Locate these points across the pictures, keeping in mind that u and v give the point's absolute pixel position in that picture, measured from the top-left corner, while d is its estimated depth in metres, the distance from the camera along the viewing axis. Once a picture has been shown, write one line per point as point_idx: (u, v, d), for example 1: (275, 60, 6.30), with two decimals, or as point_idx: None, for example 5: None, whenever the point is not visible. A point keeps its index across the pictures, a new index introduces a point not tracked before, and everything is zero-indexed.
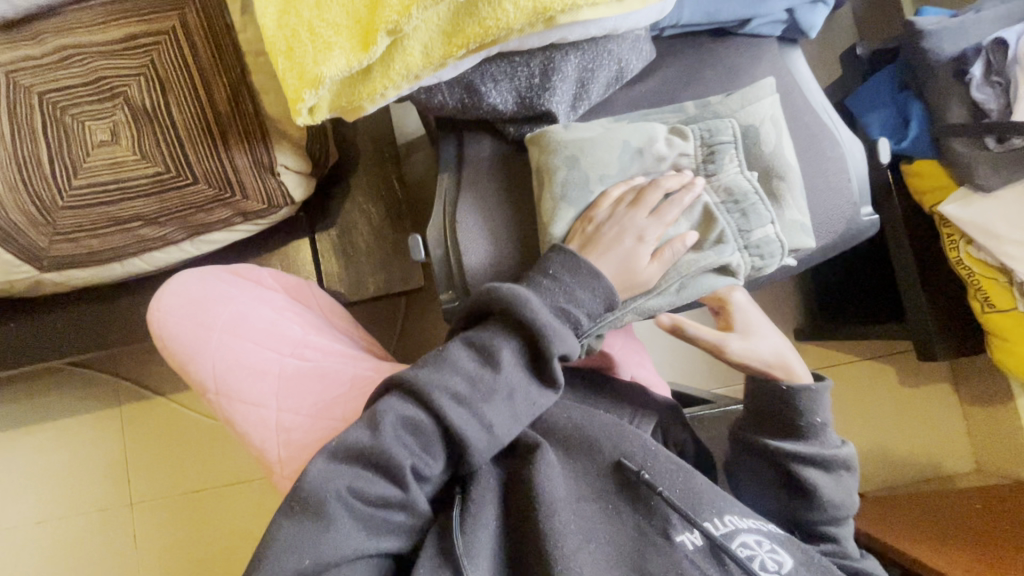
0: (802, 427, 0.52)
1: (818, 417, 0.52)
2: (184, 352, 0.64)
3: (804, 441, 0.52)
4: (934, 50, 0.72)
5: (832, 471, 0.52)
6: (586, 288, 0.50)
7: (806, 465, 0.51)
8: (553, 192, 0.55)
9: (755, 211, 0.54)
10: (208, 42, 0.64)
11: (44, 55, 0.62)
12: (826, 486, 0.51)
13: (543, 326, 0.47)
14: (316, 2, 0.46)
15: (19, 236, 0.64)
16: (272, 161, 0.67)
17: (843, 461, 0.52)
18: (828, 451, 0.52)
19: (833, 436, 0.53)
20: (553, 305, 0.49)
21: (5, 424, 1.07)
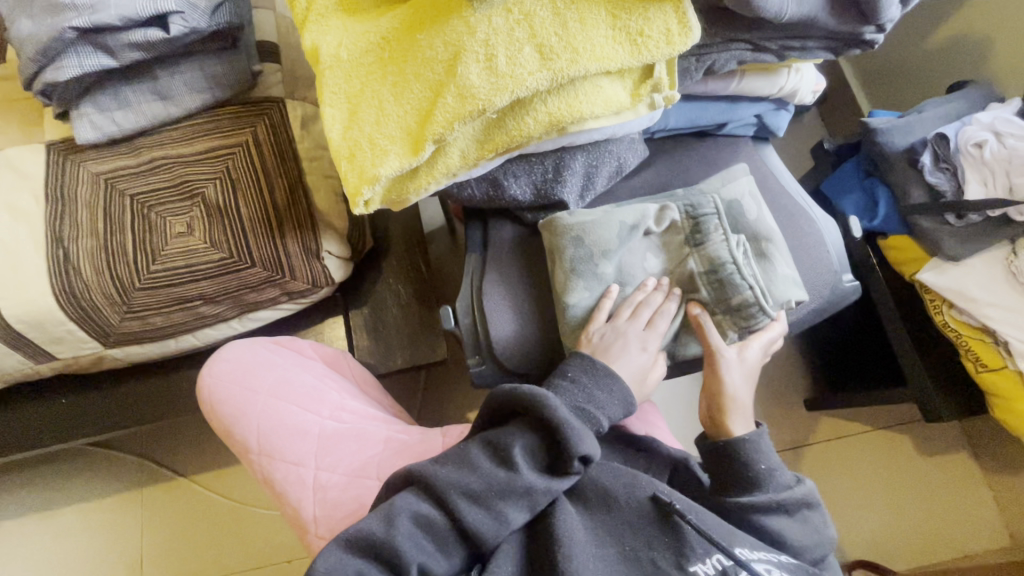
0: (754, 476, 0.56)
1: (763, 463, 0.57)
2: (231, 416, 0.71)
3: (759, 491, 0.56)
4: (888, 144, 0.84)
5: (794, 513, 0.55)
6: (604, 390, 0.57)
7: (766, 514, 0.54)
8: (564, 268, 0.64)
9: (733, 277, 0.61)
10: (274, 151, 0.77)
11: (139, 164, 0.75)
12: (792, 531, 0.54)
13: (565, 425, 0.50)
14: (375, 118, 0.56)
15: (96, 316, 0.73)
16: (319, 247, 0.77)
17: (800, 501, 0.55)
18: (783, 495, 0.55)
19: (785, 477, 0.57)
20: (575, 407, 0.55)
21: (27, 509, 1.08)
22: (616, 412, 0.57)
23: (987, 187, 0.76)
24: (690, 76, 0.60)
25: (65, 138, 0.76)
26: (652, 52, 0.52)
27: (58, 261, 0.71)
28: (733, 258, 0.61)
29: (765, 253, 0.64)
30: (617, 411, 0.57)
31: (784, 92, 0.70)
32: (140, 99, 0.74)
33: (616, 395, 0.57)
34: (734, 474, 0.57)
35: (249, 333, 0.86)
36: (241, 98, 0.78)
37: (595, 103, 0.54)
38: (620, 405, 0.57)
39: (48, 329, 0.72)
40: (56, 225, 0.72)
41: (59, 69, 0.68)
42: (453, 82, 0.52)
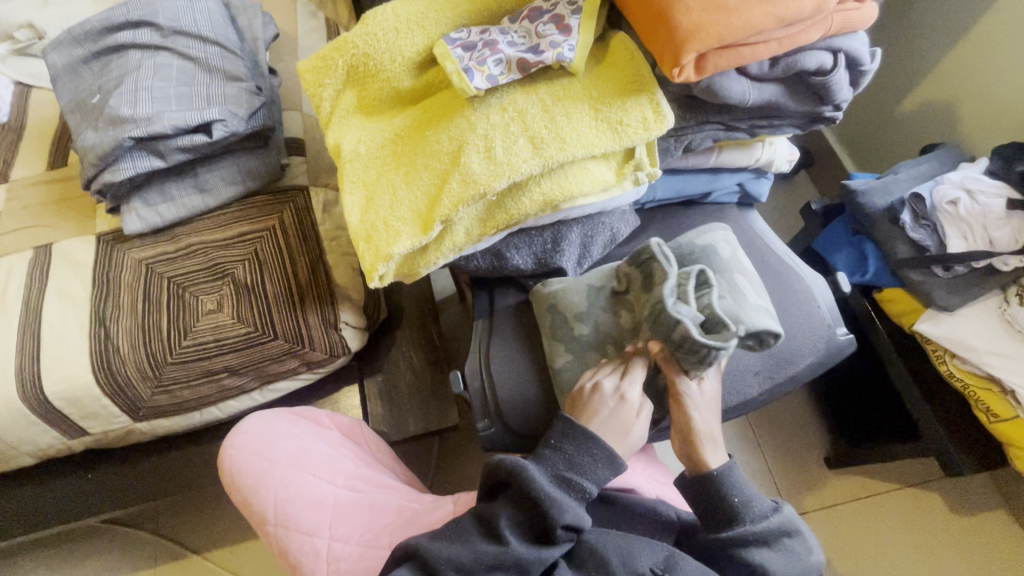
0: (731, 510, 0.59)
1: (737, 495, 0.60)
2: (250, 486, 0.73)
3: (738, 524, 0.59)
4: (869, 204, 0.89)
5: (774, 542, 0.59)
6: (589, 455, 0.57)
7: (744, 545, 0.59)
8: (549, 337, 0.69)
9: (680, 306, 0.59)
10: (298, 233, 0.84)
11: (177, 249, 0.83)
12: (773, 558, 0.58)
13: (547, 496, 0.53)
14: (389, 203, 0.63)
15: (129, 391, 0.78)
16: (337, 319, 0.82)
17: (778, 531, 0.59)
18: (760, 527, 0.59)
19: (763, 508, 0.60)
20: (557, 477, 0.56)
21: None
22: (603, 473, 0.57)
23: (967, 241, 0.80)
24: (670, 155, 0.67)
25: (114, 229, 0.85)
26: (631, 138, 0.58)
27: (99, 340, 0.77)
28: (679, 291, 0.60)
29: (738, 287, 0.66)
30: (604, 474, 0.57)
31: (760, 163, 0.77)
32: (182, 193, 0.83)
33: (601, 457, 0.57)
34: (713, 510, 0.60)
35: (269, 404, 0.90)
36: (269, 188, 0.87)
37: (584, 182, 0.60)
38: (611, 472, 0.57)
39: (84, 404, 0.77)
40: (100, 306, 0.79)
41: (115, 171, 0.78)
42: (457, 171, 0.59)
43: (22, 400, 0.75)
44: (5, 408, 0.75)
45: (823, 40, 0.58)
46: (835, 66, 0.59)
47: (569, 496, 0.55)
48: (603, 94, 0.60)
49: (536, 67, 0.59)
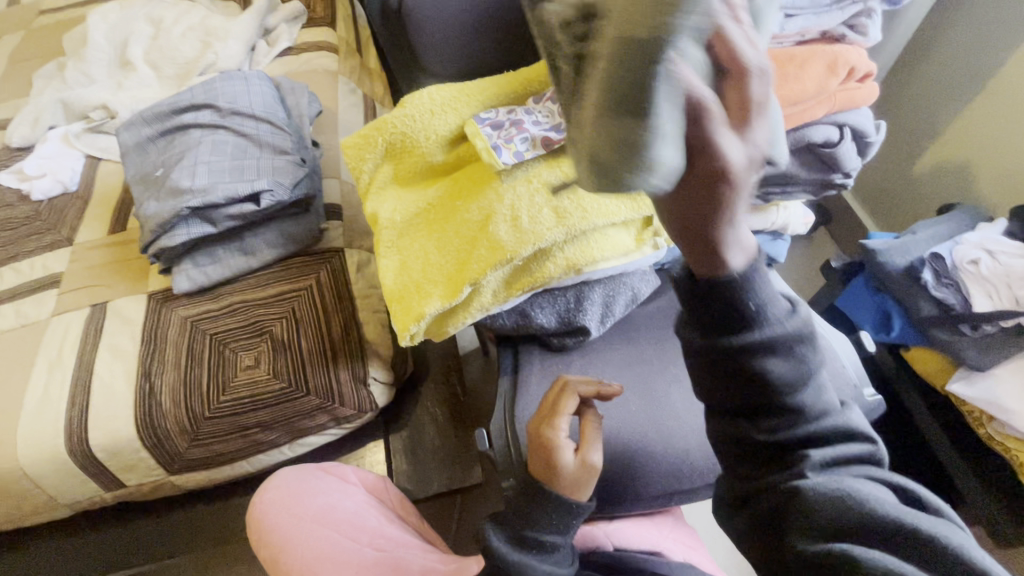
0: (745, 309, 0.38)
1: (755, 299, 0.38)
2: (276, 543, 0.73)
3: (753, 330, 0.38)
4: (888, 263, 0.90)
5: (793, 354, 0.39)
6: (549, 512, 0.61)
7: (757, 356, 0.38)
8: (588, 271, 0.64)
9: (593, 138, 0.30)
10: (333, 292, 0.89)
11: (220, 307, 0.88)
12: (785, 371, 0.39)
13: (514, 560, 0.59)
14: (422, 267, 0.67)
15: (167, 444, 0.81)
16: (366, 374, 0.86)
17: (799, 335, 0.39)
18: (781, 331, 0.38)
19: (781, 307, 0.39)
20: (514, 536, 0.61)
21: None
22: (564, 518, 0.61)
23: (993, 300, 0.80)
24: None
25: (164, 288, 0.92)
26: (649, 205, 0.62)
27: (144, 394, 0.81)
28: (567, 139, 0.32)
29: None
30: (567, 521, 0.61)
31: (776, 226, 0.79)
32: (229, 255, 0.90)
33: (559, 506, 0.61)
34: (713, 302, 0.38)
35: (298, 458, 0.92)
36: (308, 250, 0.93)
37: (604, 248, 0.64)
38: (572, 519, 0.61)
39: (125, 457, 0.80)
40: (147, 361, 0.84)
41: (171, 236, 0.84)
42: (486, 237, 0.63)
43: (67, 451, 0.78)
44: (51, 459, 0.78)
45: (829, 116, 0.62)
46: (842, 139, 0.63)
47: (532, 552, 0.60)
48: None
49: (559, 142, 0.64)
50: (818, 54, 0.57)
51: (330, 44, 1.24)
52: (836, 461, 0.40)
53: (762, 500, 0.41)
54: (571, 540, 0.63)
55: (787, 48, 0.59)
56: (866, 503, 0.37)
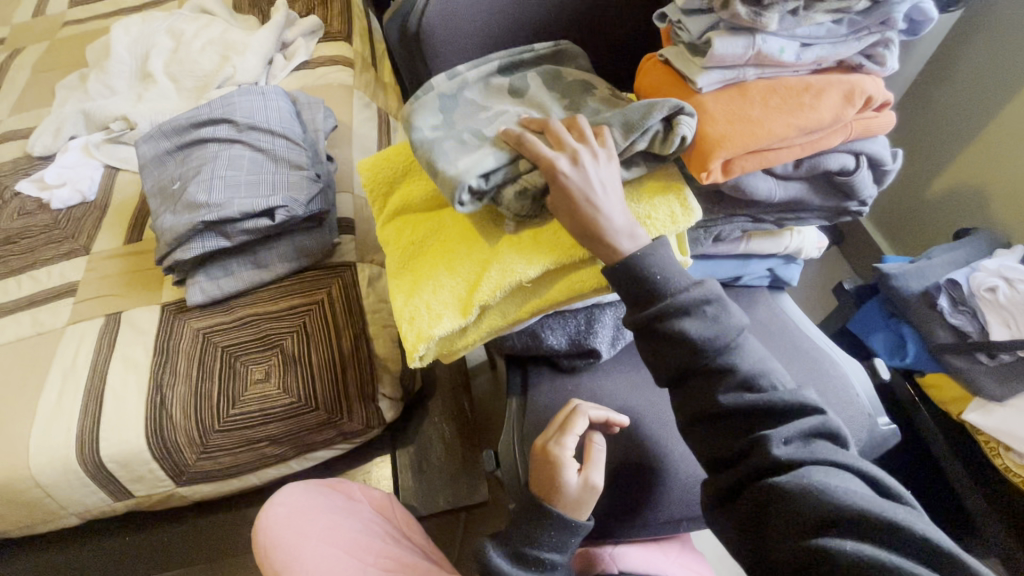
0: (656, 284, 0.54)
1: (658, 272, 0.54)
2: (280, 561, 0.72)
3: (664, 298, 0.54)
4: (902, 287, 0.90)
5: (698, 313, 0.54)
6: (551, 533, 0.61)
7: (674, 320, 0.54)
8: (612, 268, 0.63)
9: (504, 192, 0.59)
10: (343, 307, 0.89)
11: (232, 321, 0.89)
12: (699, 329, 0.53)
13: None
14: (433, 287, 0.67)
15: (176, 456, 0.81)
16: (374, 390, 0.86)
17: (699, 297, 0.54)
18: (687, 297, 0.54)
19: (684, 280, 0.55)
20: (515, 553, 0.61)
21: None
22: (564, 538, 0.61)
23: (1011, 329, 0.79)
24: (700, 244, 0.70)
25: (177, 300, 0.93)
26: (660, 229, 0.62)
27: (154, 406, 0.82)
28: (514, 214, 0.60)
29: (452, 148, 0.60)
30: (565, 542, 0.62)
31: (790, 250, 0.78)
32: (242, 268, 0.91)
33: (560, 529, 0.61)
34: (635, 284, 0.55)
35: (305, 471, 0.92)
36: (319, 264, 0.94)
37: None
38: (571, 538, 0.62)
39: (134, 467, 0.81)
40: (158, 373, 0.84)
41: (186, 249, 0.86)
42: (497, 260, 0.63)
43: (78, 461, 0.79)
44: (61, 469, 0.79)
45: (845, 143, 0.62)
46: (858, 167, 0.62)
47: (529, 570, 0.61)
48: (635, 187, 0.63)
49: None
50: (834, 84, 0.58)
51: (346, 59, 1.26)
52: (767, 404, 0.52)
53: (748, 494, 0.50)
54: (569, 556, 0.63)
55: (803, 76, 0.59)
56: (836, 489, 0.46)
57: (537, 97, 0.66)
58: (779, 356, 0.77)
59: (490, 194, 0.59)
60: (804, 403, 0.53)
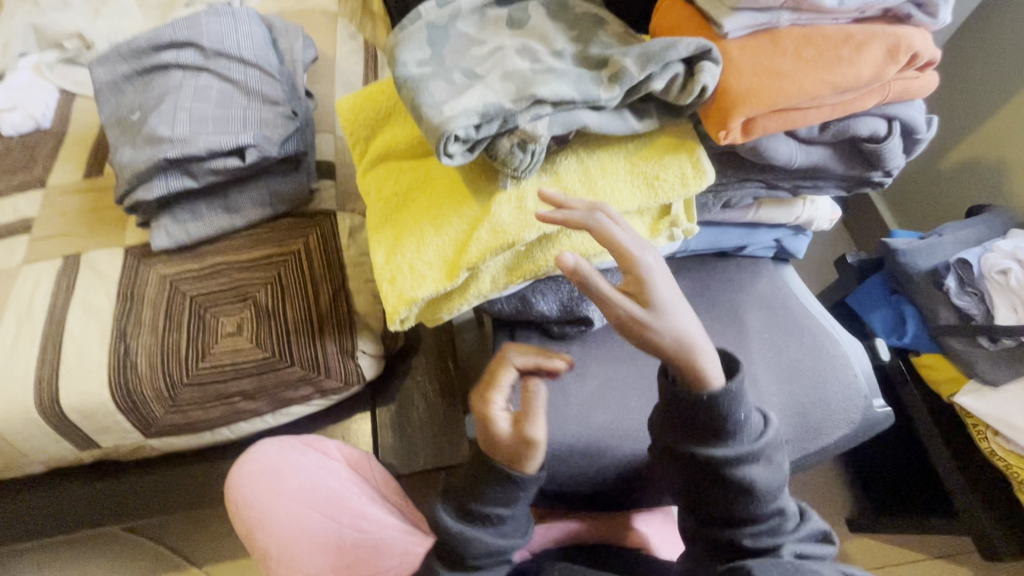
0: (735, 431, 0.56)
1: (742, 414, 0.56)
2: (255, 519, 0.76)
3: (736, 443, 0.56)
4: (911, 264, 0.86)
5: (764, 459, 0.58)
6: (498, 490, 0.59)
7: (741, 463, 0.57)
8: None
9: (499, 140, 0.53)
10: (322, 258, 0.84)
11: (201, 269, 0.83)
12: (762, 474, 0.57)
13: (455, 533, 0.60)
14: (416, 246, 0.62)
15: (143, 409, 0.77)
16: (354, 348, 0.82)
17: (767, 447, 0.57)
18: (756, 446, 0.57)
19: (755, 426, 0.58)
20: (460, 508, 0.60)
21: None
22: (512, 491, 0.59)
23: (1018, 314, 0.76)
24: (708, 210, 0.66)
25: (142, 243, 0.86)
26: (667, 194, 0.57)
27: (119, 356, 0.77)
28: (510, 168, 0.54)
29: (443, 90, 0.53)
30: (515, 495, 0.59)
31: (800, 221, 0.73)
32: (211, 211, 0.84)
33: (509, 487, 0.58)
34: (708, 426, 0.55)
35: (282, 425, 0.89)
36: (297, 211, 0.87)
37: None
38: (519, 492, 0.59)
39: (99, 418, 0.77)
40: (122, 321, 0.79)
41: (148, 189, 0.78)
42: (487, 219, 0.58)
43: (38, 410, 0.75)
44: (21, 418, 0.75)
45: (878, 107, 0.56)
46: (889, 134, 0.57)
47: (478, 521, 0.60)
48: (642, 145, 0.57)
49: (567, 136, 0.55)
50: (878, 36, 0.51)
51: None
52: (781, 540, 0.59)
53: None
54: (522, 508, 0.61)
55: (842, 25, 0.52)
56: None
57: (540, 29, 0.58)
58: (778, 332, 0.74)
59: (480, 144, 0.53)
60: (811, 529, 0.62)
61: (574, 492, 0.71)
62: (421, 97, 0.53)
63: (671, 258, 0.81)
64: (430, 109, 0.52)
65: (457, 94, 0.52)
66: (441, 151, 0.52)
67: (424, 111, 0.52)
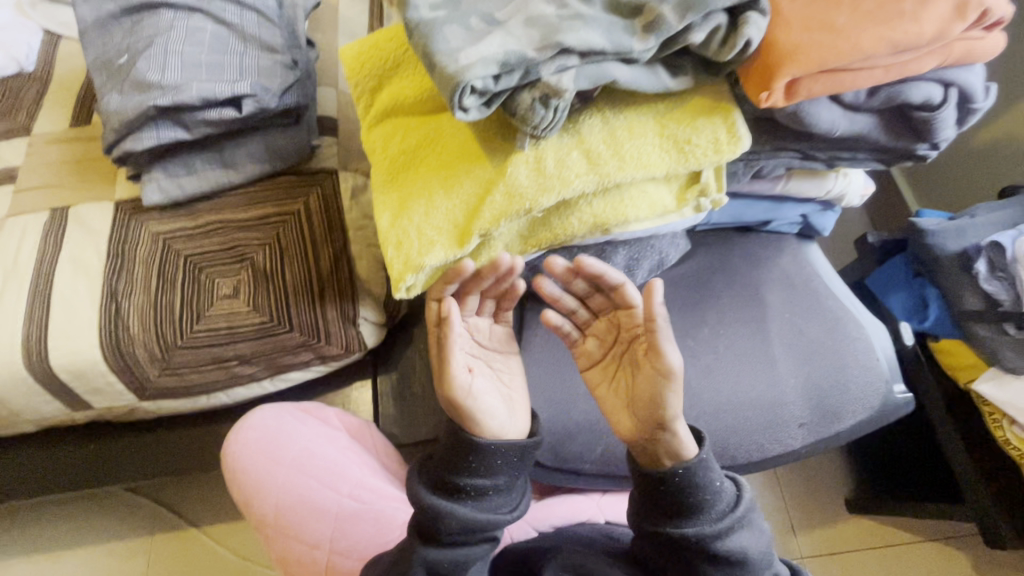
0: (708, 504, 0.55)
1: (717, 482, 0.55)
2: (252, 485, 0.75)
3: (714, 512, 0.55)
4: (938, 246, 0.82)
5: (746, 523, 0.56)
6: (474, 459, 0.57)
7: (724, 536, 0.54)
8: (632, 206, 0.54)
9: (519, 93, 0.49)
10: (323, 220, 0.80)
11: (196, 227, 0.79)
12: (747, 541, 0.55)
13: (433, 505, 0.57)
14: (424, 209, 0.58)
15: (136, 371, 0.74)
16: (356, 314, 0.78)
17: (747, 511, 0.56)
18: (736, 511, 0.55)
19: (731, 490, 0.56)
20: (438, 479, 0.58)
21: (18, 551, 1.02)
22: (489, 460, 0.57)
23: None
24: (737, 179, 0.61)
25: (133, 198, 0.82)
26: (698, 160, 0.53)
27: (110, 315, 0.74)
28: (529, 126, 0.49)
29: (459, 35, 0.48)
30: (491, 464, 0.57)
31: (830, 196, 0.69)
32: (206, 166, 0.79)
33: (484, 454, 0.57)
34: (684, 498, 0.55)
35: (280, 391, 0.87)
36: (296, 169, 0.82)
37: (641, 206, 0.55)
38: (496, 458, 0.57)
39: (91, 379, 0.74)
40: (113, 279, 0.75)
41: (137, 139, 0.73)
42: (502, 181, 0.54)
43: (26, 369, 0.72)
44: (10, 376, 0.72)
45: (934, 70, 0.51)
46: (943, 102, 0.52)
47: (455, 494, 0.58)
48: (673, 106, 0.53)
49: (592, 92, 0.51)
50: None
51: None
52: None
53: None
54: (505, 477, 0.59)
55: None
56: None
57: None
58: (799, 312, 0.71)
59: (498, 97, 0.49)
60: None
61: (582, 470, 0.69)
62: (434, 43, 0.48)
63: (690, 232, 0.77)
64: (444, 56, 0.47)
65: (474, 40, 0.47)
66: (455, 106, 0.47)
67: (437, 58, 0.47)
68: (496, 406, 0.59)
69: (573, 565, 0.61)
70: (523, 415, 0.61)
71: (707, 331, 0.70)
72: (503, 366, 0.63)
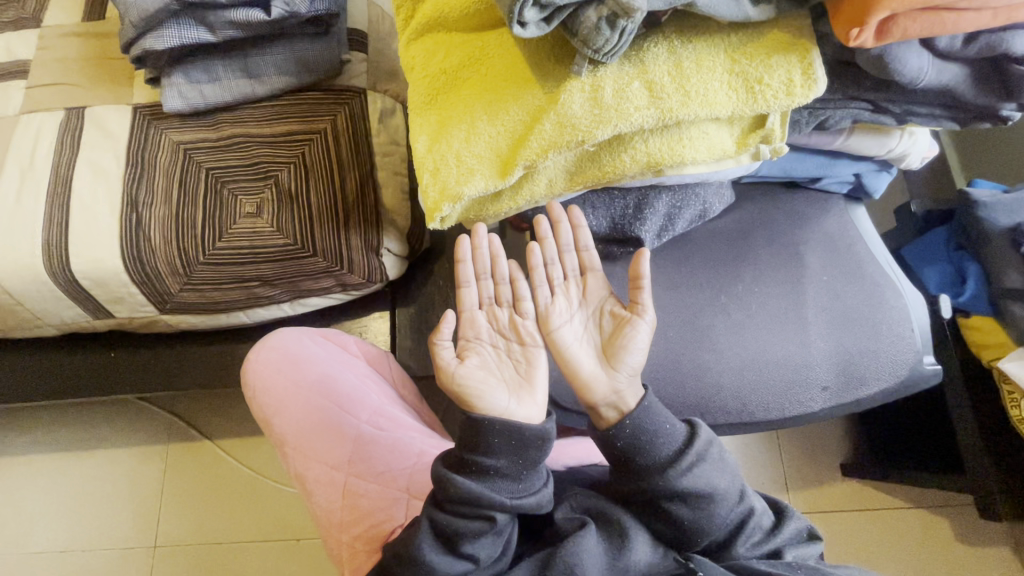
0: (662, 446, 0.58)
1: (666, 422, 0.58)
2: (272, 405, 0.76)
3: (671, 449, 0.58)
4: (989, 220, 0.79)
5: (710, 459, 0.58)
6: (485, 432, 0.56)
7: (686, 475, 0.57)
8: (687, 148, 0.51)
9: (584, 10, 0.43)
10: (349, 142, 0.76)
11: (218, 140, 0.75)
12: (714, 477, 0.58)
13: (445, 476, 0.56)
14: (465, 135, 0.55)
15: (158, 283, 0.73)
16: (379, 244, 0.77)
17: (706, 445, 0.58)
18: (696, 446, 0.58)
19: (685, 430, 0.59)
20: (455, 458, 0.57)
21: (40, 448, 1.06)
22: (498, 435, 0.56)
23: None
24: (799, 130, 0.57)
25: (152, 103, 0.77)
26: (767, 102, 0.48)
27: (130, 225, 0.72)
28: (592, 49, 0.45)
29: None
30: (501, 443, 0.56)
31: (891, 155, 0.65)
32: (230, 74, 0.74)
33: (495, 427, 0.56)
34: (640, 441, 0.57)
35: (298, 315, 0.86)
36: (323, 85, 0.78)
37: (699, 148, 0.51)
38: (499, 435, 0.56)
39: (112, 288, 0.73)
40: (133, 188, 0.73)
41: (159, 38, 0.69)
42: (553, 110, 0.50)
43: (48, 274, 0.71)
44: (32, 278, 0.72)
45: None
46: None
47: (468, 473, 0.56)
48: (749, 39, 0.48)
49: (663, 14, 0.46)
50: None
51: None
52: (770, 539, 0.58)
53: None
54: (508, 459, 0.56)
55: None
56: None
57: None
58: (839, 277, 0.69)
59: (561, 14, 0.44)
60: (787, 513, 0.61)
61: None
62: None
63: (734, 183, 0.74)
64: None
65: None
66: (512, 18, 0.43)
67: None
68: (493, 390, 0.59)
69: (586, 505, 0.61)
70: (532, 404, 0.59)
71: (741, 287, 0.68)
72: (523, 356, 0.62)
